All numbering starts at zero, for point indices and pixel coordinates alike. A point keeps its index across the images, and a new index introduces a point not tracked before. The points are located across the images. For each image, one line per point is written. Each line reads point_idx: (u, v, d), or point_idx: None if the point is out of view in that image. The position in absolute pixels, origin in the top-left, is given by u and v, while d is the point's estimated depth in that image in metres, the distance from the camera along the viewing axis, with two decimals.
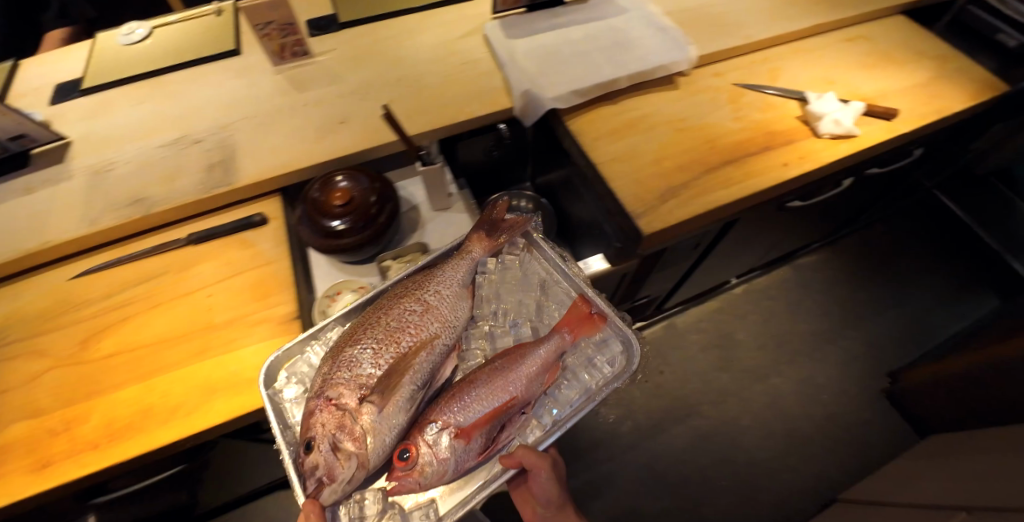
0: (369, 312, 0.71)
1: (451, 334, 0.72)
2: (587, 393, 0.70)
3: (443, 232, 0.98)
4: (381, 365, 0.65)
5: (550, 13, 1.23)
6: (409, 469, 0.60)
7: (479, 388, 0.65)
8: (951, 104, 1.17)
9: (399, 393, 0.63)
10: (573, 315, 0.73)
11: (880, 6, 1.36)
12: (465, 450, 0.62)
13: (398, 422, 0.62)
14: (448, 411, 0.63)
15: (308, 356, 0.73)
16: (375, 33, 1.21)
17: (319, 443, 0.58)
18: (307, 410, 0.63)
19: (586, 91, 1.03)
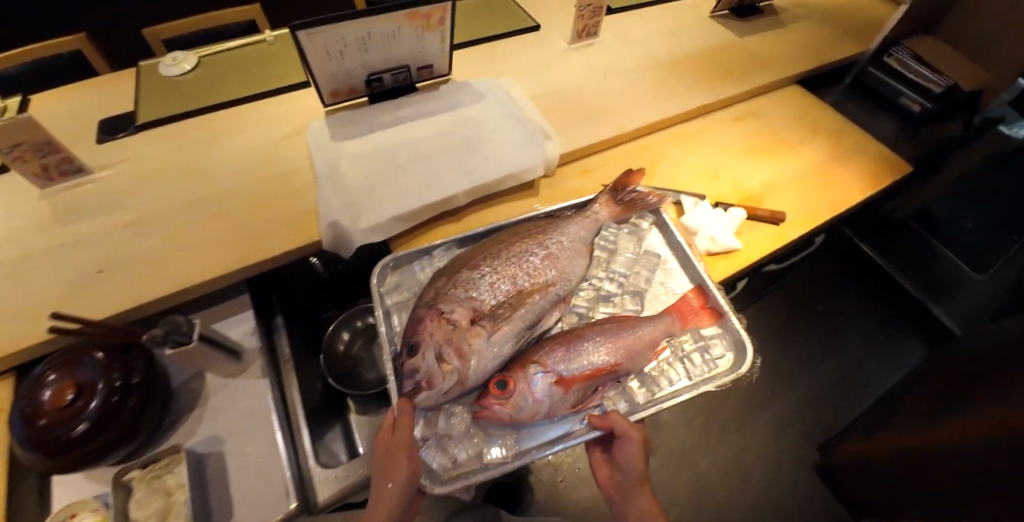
0: (495, 245, 0.81)
1: (565, 285, 0.81)
2: (686, 382, 0.76)
3: (228, 408, 0.80)
4: (498, 301, 0.76)
5: (393, 105, 1.05)
6: (502, 399, 0.69)
7: (594, 343, 0.74)
8: (848, 193, 1.04)
9: (506, 326, 0.74)
10: (684, 307, 0.81)
11: (771, 76, 1.24)
12: (558, 398, 0.71)
13: (498, 356, 0.73)
14: (554, 361, 0.72)
15: (420, 268, 0.84)
16: (183, 136, 1.01)
17: (426, 351, 0.69)
18: (418, 318, 0.74)
19: (412, 215, 0.86)
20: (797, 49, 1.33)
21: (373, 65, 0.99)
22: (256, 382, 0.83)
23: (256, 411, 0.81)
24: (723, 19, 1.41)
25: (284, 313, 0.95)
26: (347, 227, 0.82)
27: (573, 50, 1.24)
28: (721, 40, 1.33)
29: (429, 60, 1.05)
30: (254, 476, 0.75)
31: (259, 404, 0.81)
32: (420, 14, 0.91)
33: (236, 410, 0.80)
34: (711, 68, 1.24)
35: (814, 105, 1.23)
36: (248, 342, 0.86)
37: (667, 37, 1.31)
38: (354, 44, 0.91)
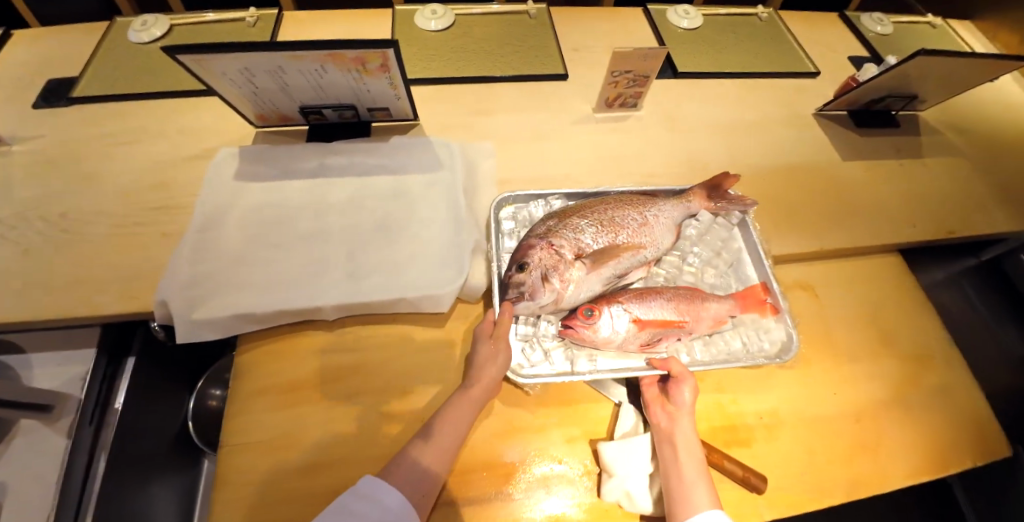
0: (601, 201, 0.74)
1: (654, 252, 0.73)
2: (735, 357, 0.70)
3: (16, 461, 0.75)
4: (598, 241, 0.69)
5: (325, 147, 0.84)
6: (586, 323, 0.64)
7: (664, 299, 0.67)
8: (881, 474, 0.70)
9: (603, 269, 0.68)
10: (748, 293, 0.72)
11: (856, 238, 0.88)
12: (632, 336, 0.66)
13: (591, 291, 0.68)
14: (633, 299, 0.66)
15: (533, 210, 0.79)
16: (110, 126, 0.91)
17: (532, 269, 0.65)
18: (524, 244, 0.69)
19: (259, 318, 0.68)
20: (914, 206, 0.93)
21: (303, 98, 0.79)
22: (61, 440, 0.77)
23: (47, 475, 0.75)
24: (827, 126, 1.02)
25: (138, 356, 0.87)
26: (176, 314, 0.67)
27: (596, 122, 0.94)
28: (809, 159, 0.96)
29: (381, 103, 0.82)
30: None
31: (52, 467, 0.75)
32: (347, 58, 0.68)
33: (30, 466, 0.75)
34: (774, 200, 0.89)
35: (903, 297, 0.85)
36: (71, 389, 0.79)
37: (734, 135, 0.96)
38: (266, 75, 0.72)
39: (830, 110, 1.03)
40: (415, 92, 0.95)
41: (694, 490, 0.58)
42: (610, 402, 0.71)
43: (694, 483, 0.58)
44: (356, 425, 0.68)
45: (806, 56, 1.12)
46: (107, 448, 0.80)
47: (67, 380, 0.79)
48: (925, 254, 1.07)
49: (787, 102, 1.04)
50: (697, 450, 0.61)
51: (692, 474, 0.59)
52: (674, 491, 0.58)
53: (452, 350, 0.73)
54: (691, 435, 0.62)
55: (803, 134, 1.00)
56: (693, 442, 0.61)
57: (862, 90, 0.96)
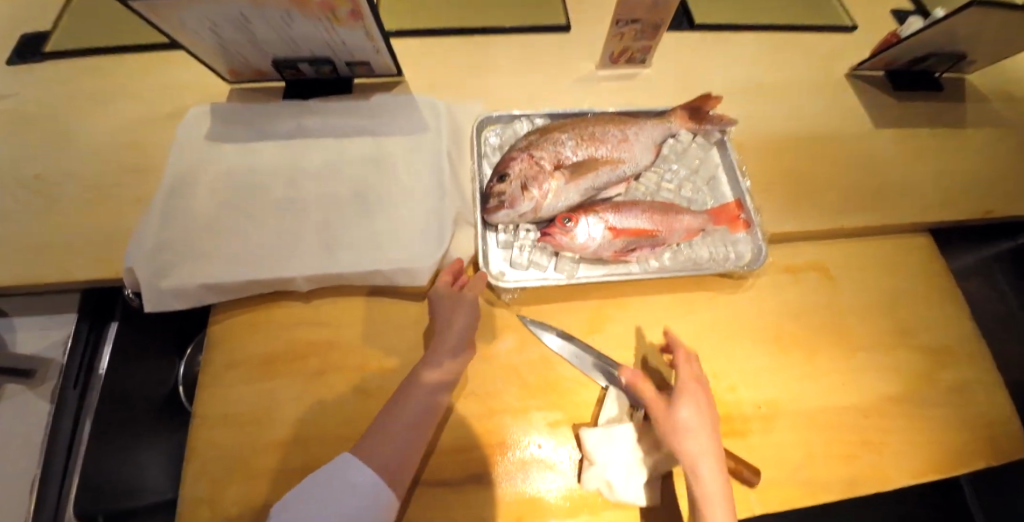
0: (581, 117, 0.73)
1: (633, 168, 0.71)
2: (703, 265, 0.69)
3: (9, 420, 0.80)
4: (578, 154, 0.69)
5: (303, 105, 0.79)
6: (563, 231, 0.63)
7: (638, 210, 0.66)
8: (885, 469, 0.65)
9: (582, 180, 0.67)
10: (722, 209, 0.70)
11: (880, 216, 0.80)
12: (607, 243, 0.65)
13: (570, 202, 0.67)
14: (608, 208, 0.65)
15: (516, 127, 0.76)
16: (83, 83, 0.86)
17: (513, 179, 0.65)
18: (507, 157, 0.69)
19: (229, 287, 0.65)
20: (950, 181, 0.84)
21: (275, 51, 0.72)
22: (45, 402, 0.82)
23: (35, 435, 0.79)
24: (860, 88, 0.92)
25: (121, 321, 0.85)
26: (143, 283, 0.64)
27: (598, 83, 0.86)
28: (836, 127, 0.87)
29: (360, 56, 0.75)
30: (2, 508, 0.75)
31: (38, 427, 0.80)
32: (313, 3, 0.61)
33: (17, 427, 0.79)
34: (792, 171, 0.81)
35: (924, 283, 0.78)
36: (54, 354, 0.83)
37: (753, 98, 0.87)
38: (229, 25, 0.65)
39: (865, 70, 0.92)
40: (402, 47, 0.87)
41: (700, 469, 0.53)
42: (592, 381, 0.66)
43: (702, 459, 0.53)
44: (330, 400, 0.65)
45: (841, 9, 1.00)
46: (89, 412, 0.81)
47: (50, 345, 0.82)
48: (957, 237, 0.99)
49: (816, 62, 0.93)
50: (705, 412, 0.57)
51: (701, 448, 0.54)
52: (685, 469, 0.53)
53: (433, 325, 0.69)
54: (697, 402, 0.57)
55: (832, 98, 0.90)
56: (703, 415, 0.56)
57: (904, 47, 0.85)
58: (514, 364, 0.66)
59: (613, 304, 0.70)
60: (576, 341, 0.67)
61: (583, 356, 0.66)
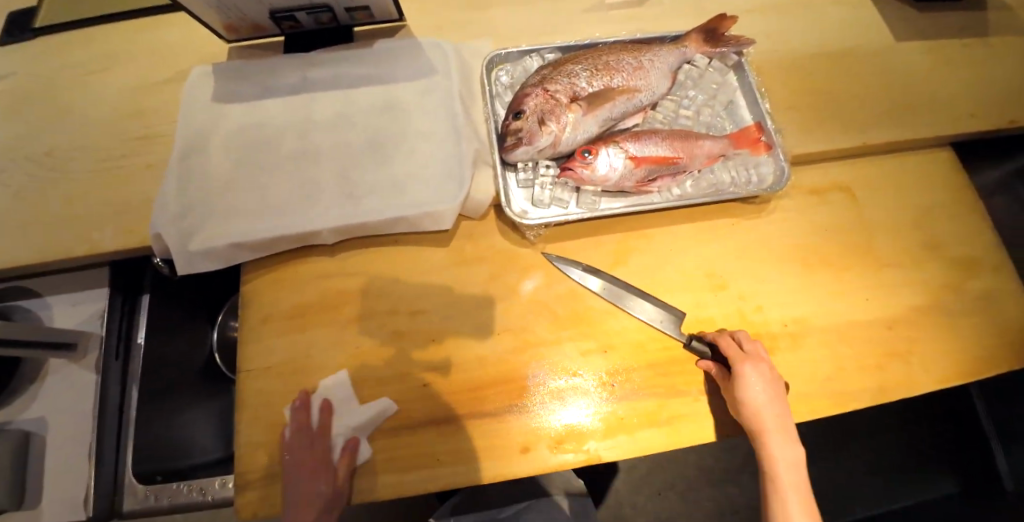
0: (592, 48, 0.70)
1: (650, 97, 0.70)
2: (725, 191, 0.69)
3: (53, 399, 0.80)
4: (594, 84, 0.67)
5: (306, 57, 0.76)
6: (585, 164, 0.63)
7: (658, 138, 0.65)
8: (912, 377, 0.67)
9: (599, 111, 0.66)
10: (743, 132, 0.69)
11: (904, 131, 0.78)
12: (629, 174, 0.64)
13: (588, 134, 0.66)
14: (627, 137, 0.64)
15: (526, 64, 0.74)
16: (76, 55, 0.84)
17: (529, 114, 0.64)
18: (521, 94, 0.67)
19: (256, 244, 0.66)
20: (975, 91, 0.82)
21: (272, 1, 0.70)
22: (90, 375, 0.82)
23: (84, 408, 0.80)
24: (880, 0, 0.87)
25: (152, 291, 0.88)
26: (172, 246, 0.64)
27: (608, 12, 0.82)
28: (856, 42, 0.83)
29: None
30: (61, 475, 0.78)
31: (85, 400, 0.80)
32: None
33: (64, 402, 0.80)
34: (813, 91, 0.79)
35: (945, 197, 0.78)
36: (93, 328, 0.82)
37: (770, 18, 0.83)
38: None
39: None
40: None
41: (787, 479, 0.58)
42: (620, 309, 0.67)
43: (791, 491, 0.58)
44: (368, 346, 0.66)
45: None
46: (137, 376, 0.85)
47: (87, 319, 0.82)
48: (977, 153, 0.97)
49: None
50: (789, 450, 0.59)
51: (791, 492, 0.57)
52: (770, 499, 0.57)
53: (460, 269, 0.69)
54: (778, 431, 0.58)
55: (851, 12, 0.86)
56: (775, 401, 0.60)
57: None
58: (542, 299, 0.67)
59: (637, 236, 0.70)
60: (604, 276, 0.68)
61: (609, 285, 0.67)
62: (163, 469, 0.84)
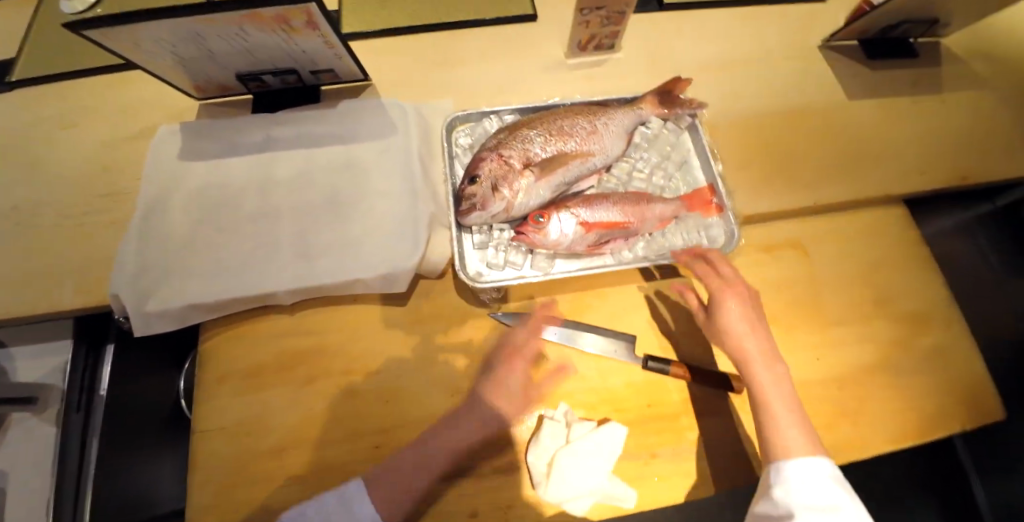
0: (548, 112, 0.73)
1: (604, 160, 0.72)
2: (678, 252, 0.70)
3: (13, 453, 0.80)
4: (547, 149, 0.68)
5: (272, 116, 0.78)
6: (536, 229, 0.64)
7: (610, 202, 0.66)
8: (863, 438, 0.67)
9: (552, 176, 0.67)
10: (694, 195, 0.71)
11: (857, 189, 0.79)
12: (580, 238, 0.66)
13: (541, 198, 0.68)
14: (579, 202, 0.66)
15: (485, 126, 0.76)
16: (48, 109, 0.85)
17: (482, 180, 0.65)
18: (477, 158, 0.69)
19: (214, 306, 0.66)
20: (927, 148, 0.84)
21: (236, 65, 0.72)
22: (50, 427, 0.82)
23: (44, 459, 0.81)
24: (836, 58, 0.90)
25: (115, 341, 0.89)
26: (130, 307, 0.66)
27: (569, 71, 0.85)
28: (813, 98, 0.85)
29: (323, 64, 0.75)
30: None
31: (44, 451, 0.81)
32: (266, 17, 0.61)
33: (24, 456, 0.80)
34: (768, 150, 0.80)
35: (900, 253, 0.79)
36: (54, 380, 0.83)
37: (727, 77, 0.85)
38: (185, 43, 0.65)
39: (840, 40, 0.90)
40: (368, 44, 0.85)
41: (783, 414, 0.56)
42: (568, 362, 0.68)
43: (787, 425, 0.55)
44: (321, 407, 0.66)
45: None
46: (99, 428, 0.85)
47: (48, 372, 0.83)
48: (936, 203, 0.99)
49: (792, 32, 0.91)
50: (779, 379, 0.58)
51: (788, 416, 0.56)
52: (762, 421, 0.57)
53: (415, 329, 0.70)
54: (763, 357, 0.59)
55: (808, 69, 0.88)
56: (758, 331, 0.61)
57: (880, 13, 0.83)
58: (496, 360, 0.68)
59: (591, 296, 0.71)
60: (551, 319, 0.69)
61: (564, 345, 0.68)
62: None
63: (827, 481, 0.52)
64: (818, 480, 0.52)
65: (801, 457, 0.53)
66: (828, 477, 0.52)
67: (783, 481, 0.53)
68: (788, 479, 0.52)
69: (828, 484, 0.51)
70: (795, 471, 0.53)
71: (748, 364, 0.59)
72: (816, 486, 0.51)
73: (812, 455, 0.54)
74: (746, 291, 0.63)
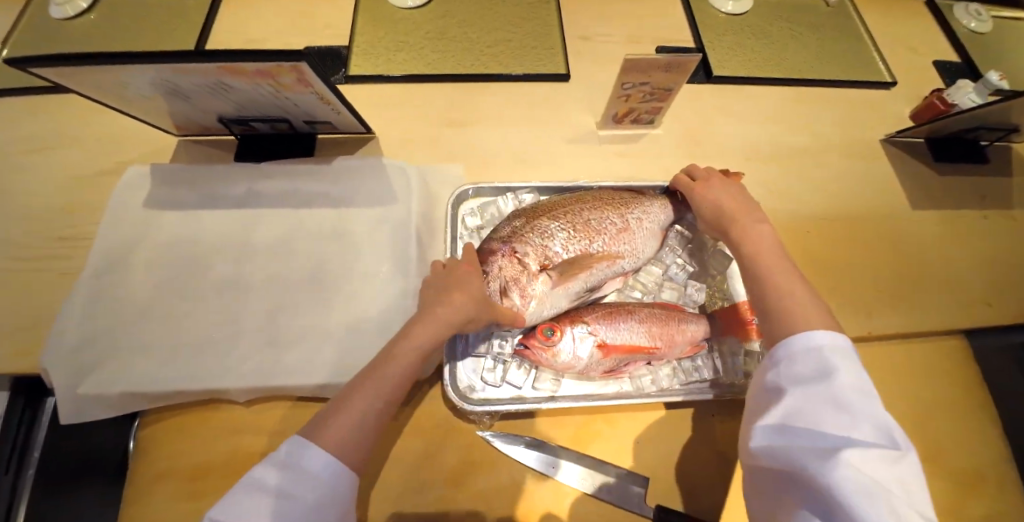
0: (575, 197, 0.62)
1: (633, 263, 0.62)
2: (707, 383, 0.59)
3: None
4: (570, 249, 0.58)
5: (256, 168, 0.69)
6: (545, 347, 0.55)
7: (635, 321, 0.57)
8: None
9: (573, 281, 0.57)
10: (731, 311, 0.60)
11: (913, 316, 0.69)
12: (596, 362, 0.56)
13: (557, 307, 0.58)
14: (599, 319, 0.57)
15: (498, 204, 0.66)
16: (12, 126, 0.76)
17: (490, 282, 0.54)
18: (486, 246, 0.59)
19: (155, 394, 0.57)
20: (995, 273, 0.74)
21: (218, 110, 0.63)
22: None
23: None
24: (894, 157, 0.81)
25: None
26: (59, 386, 0.56)
27: (599, 144, 0.76)
28: (863, 205, 0.77)
29: (318, 116, 0.65)
30: None
31: None
32: (248, 71, 0.51)
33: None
34: (814, 260, 0.71)
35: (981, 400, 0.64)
36: None
37: (773, 169, 0.76)
38: (156, 87, 0.56)
39: (905, 136, 0.82)
40: (378, 93, 0.77)
41: (778, 275, 0.50)
42: (565, 507, 0.56)
43: (786, 285, 0.49)
44: None
45: (879, 59, 0.89)
46: (30, 494, 0.70)
47: None
48: None
49: (848, 123, 0.83)
50: (771, 249, 0.53)
51: (793, 288, 0.48)
52: (761, 294, 0.50)
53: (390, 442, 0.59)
54: (746, 220, 0.56)
55: (862, 169, 0.79)
56: (741, 196, 0.60)
57: (954, 118, 0.74)
58: (480, 491, 0.57)
59: (600, 422, 0.61)
60: (550, 447, 0.58)
61: (559, 466, 0.57)
62: None
63: (828, 352, 0.42)
64: (814, 353, 0.42)
65: (806, 328, 0.44)
66: (830, 347, 0.42)
67: (778, 359, 0.44)
68: (782, 355, 0.44)
69: (830, 355, 0.42)
70: (790, 344, 0.44)
71: (742, 246, 0.54)
72: (815, 355, 0.42)
73: (822, 327, 0.44)
74: (740, 188, 0.61)
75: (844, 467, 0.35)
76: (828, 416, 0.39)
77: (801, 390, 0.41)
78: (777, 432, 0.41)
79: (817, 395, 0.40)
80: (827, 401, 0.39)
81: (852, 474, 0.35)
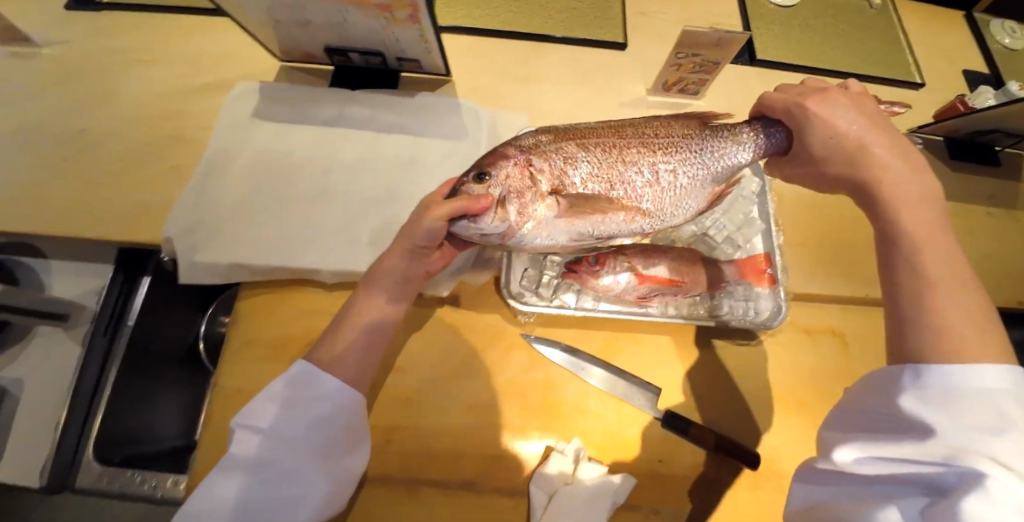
0: (625, 126, 0.59)
1: (654, 223, 0.59)
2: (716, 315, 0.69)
3: (36, 364, 0.83)
4: (587, 185, 0.57)
5: (348, 94, 0.80)
6: (590, 272, 0.65)
7: (668, 258, 0.66)
8: None
9: (579, 220, 0.56)
10: (751, 261, 0.69)
11: None
12: (631, 288, 0.66)
13: (552, 238, 0.58)
14: (637, 254, 0.66)
15: None
16: (135, 40, 0.87)
17: (492, 187, 0.56)
18: (502, 151, 0.59)
19: (261, 269, 0.69)
20: (990, 261, 0.82)
21: (328, 40, 0.73)
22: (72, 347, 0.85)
23: (64, 373, 0.83)
24: None
25: (152, 275, 0.86)
26: (181, 253, 0.68)
27: (648, 108, 0.85)
28: None
29: (411, 54, 0.75)
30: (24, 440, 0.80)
31: (65, 367, 0.83)
32: (371, 4, 0.61)
33: (46, 366, 0.83)
34: (827, 229, 0.80)
35: None
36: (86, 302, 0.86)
37: None
38: (286, 12, 0.66)
39: (925, 133, 0.90)
40: (456, 43, 0.86)
41: (927, 226, 0.50)
42: (588, 401, 0.67)
43: (929, 226, 0.50)
44: None
45: (913, 62, 0.96)
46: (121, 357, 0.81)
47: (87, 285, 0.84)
48: None
49: None
50: (919, 194, 0.52)
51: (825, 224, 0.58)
52: (904, 240, 0.50)
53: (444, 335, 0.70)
54: (891, 159, 0.54)
55: None
56: (884, 126, 0.57)
57: (972, 118, 0.82)
58: (519, 382, 0.68)
59: (624, 341, 0.71)
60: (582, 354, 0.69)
61: (588, 369, 0.68)
62: (125, 452, 0.82)
63: (1003, 402, 0.39)
64: (984, 394, 0.39)
65: (980, 363, 0.41)
66: (1005, 395, 0.39)
67: (931, 383, 0.42)
68: (937, 381, 0.41)
69: (1002, 404, 0.39)
70: (940, 345, 0.42)
71: (875, 199, 0.53)
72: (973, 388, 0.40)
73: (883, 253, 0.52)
74: (869, 107, 0.58)
75: (982, 497, 0.34)
76: (982, 455, 0.36)
77: (954, 418, 0.39)
78: (909, 449, 0.39)
79: (972, 434, 0.37)
80: (985, 444, 0.37)
81: (987, 510, 0.34)
